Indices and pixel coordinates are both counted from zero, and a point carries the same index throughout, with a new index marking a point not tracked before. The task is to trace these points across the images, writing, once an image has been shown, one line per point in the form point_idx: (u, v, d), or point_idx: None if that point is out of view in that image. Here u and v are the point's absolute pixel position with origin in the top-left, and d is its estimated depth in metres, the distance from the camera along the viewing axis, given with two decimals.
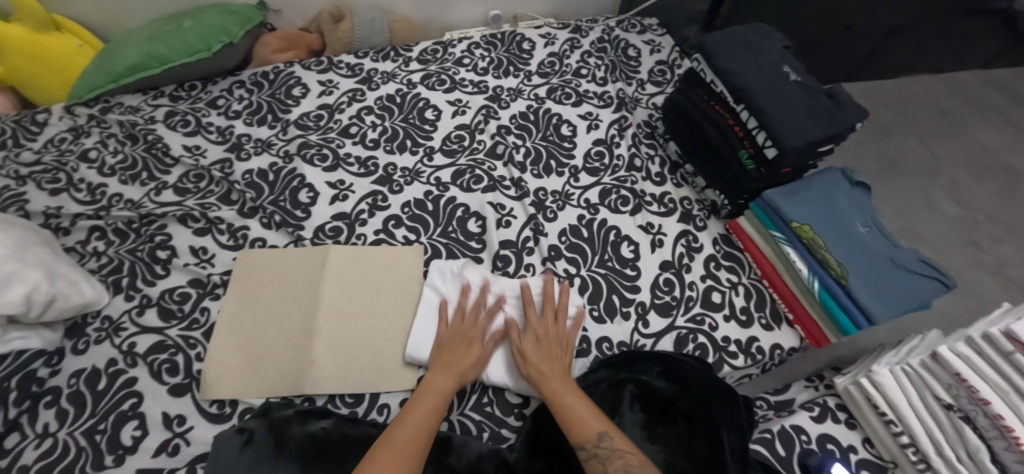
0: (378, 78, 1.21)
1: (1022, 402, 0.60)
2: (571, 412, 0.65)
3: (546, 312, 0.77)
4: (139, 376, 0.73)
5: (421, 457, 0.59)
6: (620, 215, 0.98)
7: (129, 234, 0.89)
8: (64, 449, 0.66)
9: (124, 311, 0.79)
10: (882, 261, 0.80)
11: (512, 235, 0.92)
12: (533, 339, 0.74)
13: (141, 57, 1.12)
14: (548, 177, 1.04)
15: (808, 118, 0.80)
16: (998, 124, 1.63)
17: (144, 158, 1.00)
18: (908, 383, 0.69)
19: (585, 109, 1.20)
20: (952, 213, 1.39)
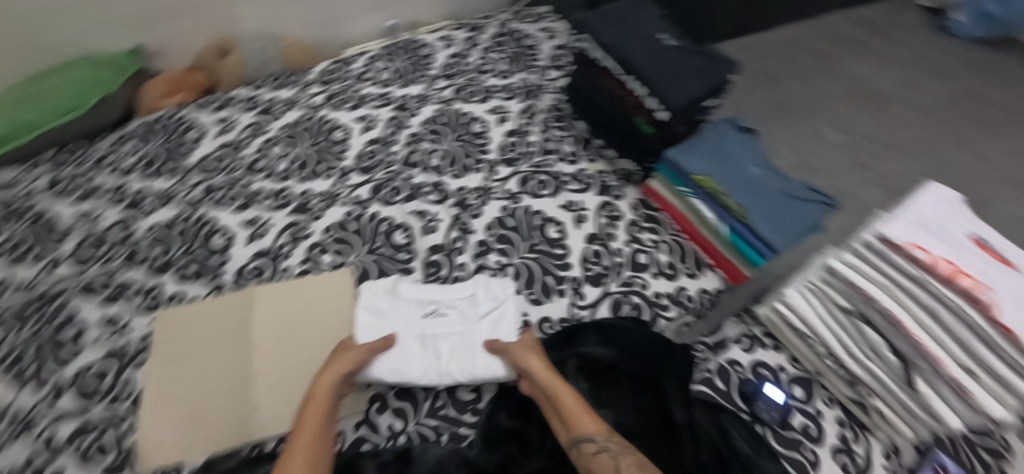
0: (279, 107, 1.17)
1: (904, 295, 0.68)
2: (581, 406, 0.63)
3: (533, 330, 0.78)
4: (66, 465, 0.67)
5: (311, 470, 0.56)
6: (542, 199, 1.01)
7: (28, 319, 0.81)
8: None
9: (36, 401, 0.73)
10: (777, 194, 0.88)
11: (440, 239, 0.92)
12: (533, 345, 0.73)
13: (8, 126, 1.03)
14: (467, 174, 1.04)
15: (688, 77, 0.86)
16: (863, 55, 1.81)
17: (32, 234, 0.92)
18: (817, 298, 0.76)
19: (493, 103, 1.22)
20: (838, 141, 1.53)
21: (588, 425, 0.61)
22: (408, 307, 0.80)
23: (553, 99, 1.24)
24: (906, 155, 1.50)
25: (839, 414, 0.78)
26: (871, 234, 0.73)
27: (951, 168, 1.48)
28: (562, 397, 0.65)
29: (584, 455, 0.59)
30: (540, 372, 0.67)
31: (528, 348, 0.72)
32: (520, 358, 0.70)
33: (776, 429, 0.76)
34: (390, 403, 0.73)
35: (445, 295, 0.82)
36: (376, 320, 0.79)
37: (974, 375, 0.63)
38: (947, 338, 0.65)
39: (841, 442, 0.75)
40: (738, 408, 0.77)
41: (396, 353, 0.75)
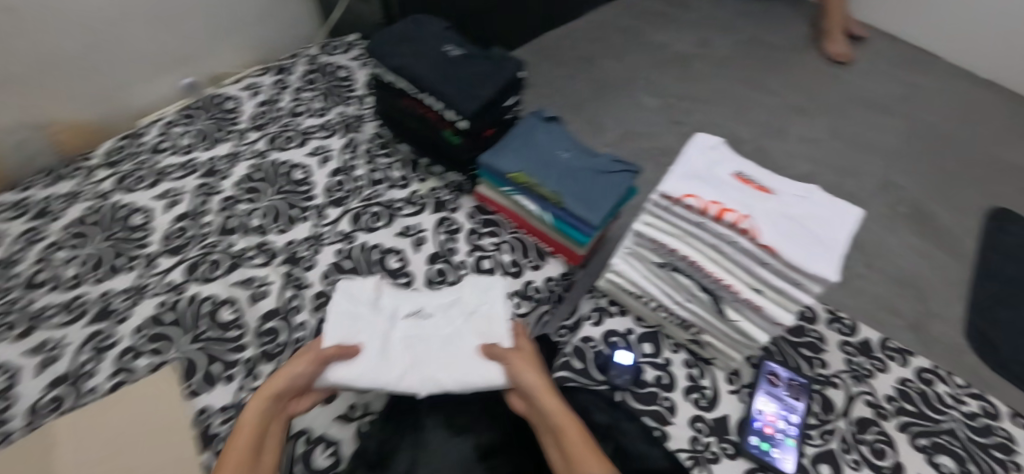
0: (57, 203, 0.99)
1: (694, 240, 0.74)
2: (583, 438, 0.57)
3: (527, 345, 0.74)
4: None
5: None
6: (376, 232, 0.96)
7: None
8: None
9: None
10: (586, 173, 0.92)
11: (272, 303, 0.84)
12: (532, 365, 0.69)
13: None
14: (294, 226, 0.95)
15: (478, 84, 0.87)
16: (660, 24, 2.00)
17: None
18: (641, 260, 0.81)
19: (312, 145, 1.10)
20: (655, 105, 1.68)
21: (588, 463, 0.54)
22: (394, 307, 0.79)
23: (377, 126, 1.14)
24: (709, 107, 1.71)
25: (685, 356, 0.87)
26: (655, 193, 0.75)
27: (748, 106, 1.72)
28: (561, 425, 0.59)
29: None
30: (542, 396, 0.63)
31: (528, 367, 0.67)
32: (521, 376, 0.66)
33: (632, 389, 0.82)
34: None
35: (433, 298, 0.80)
36: (357, 319, 0.76)
37: (762, 293, 0.72)
38: (739, 270, 0.72)
39: (690, 381, 0.85)
40: (597, 382, 0.82)
41: (376, 354, 0.71)
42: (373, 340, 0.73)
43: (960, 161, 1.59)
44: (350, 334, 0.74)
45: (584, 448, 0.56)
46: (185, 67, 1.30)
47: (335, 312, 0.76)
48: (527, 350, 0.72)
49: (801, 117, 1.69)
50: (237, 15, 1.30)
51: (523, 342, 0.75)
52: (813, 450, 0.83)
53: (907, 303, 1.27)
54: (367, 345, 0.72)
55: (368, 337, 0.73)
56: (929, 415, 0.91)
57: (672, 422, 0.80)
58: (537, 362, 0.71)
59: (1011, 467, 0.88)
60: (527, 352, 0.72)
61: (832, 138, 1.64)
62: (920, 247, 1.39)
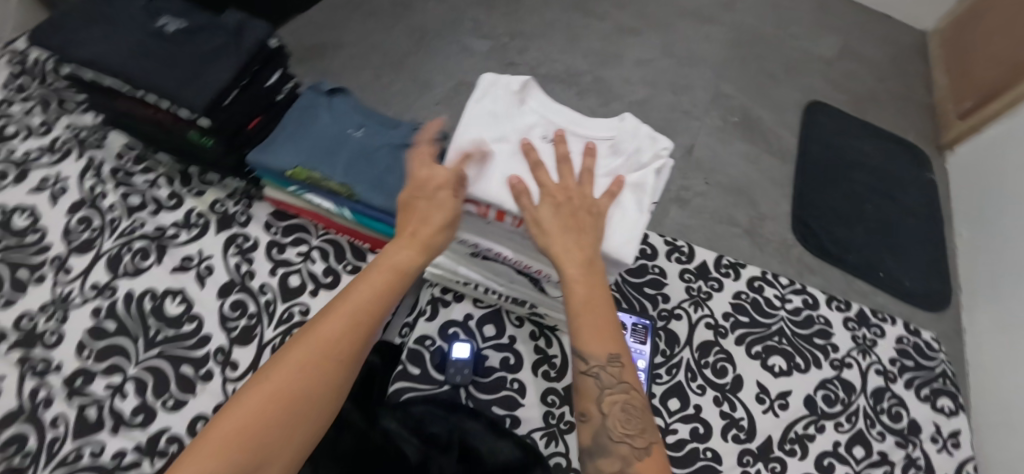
0: None
1: (488, 232, 0.65)
2: (592, 322, 0.55)
3: (572, 175, 0.58)
4: None
5: (340, 345, 0.51)
6: (145, 275, 0.78)
7: None
8: None
9: None
10: (383, 152, 0.79)
11: (12, 402, 0.67)
12: (570, 229, 0.55)
13: None
14: (25, 293, 0.75)
15: (207, 66, 0.69)
16: None
17: None
18: (461, 241, 0.67)
19: (35, 178, 0.84)
20: (486, 35, 1.48)
21: (592, 349, 0.54)
22: (531, 123, 0.63)
23: (124, 135, 0.90)
24: (546, 27, 1.54)
25: (530, 329, 0.83)
26: None
27: (582, 36, 1.55)
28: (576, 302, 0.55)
29: (575, 366, 0.56)
30: (573, 271, 0.55)
31: (557, 229, 0.55)
32: (547, 244, 0.56)
33: (475, 380, 0.78)
34: None
35: (581, 128, 0.63)
36: (488, 130, 0.61)
37: None
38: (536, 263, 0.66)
39: (539, 354, 0.81)
40: (437, 384, 0.76)
41: (500, 170, 0.59)
42: (499, 164, 0.59)
43: (779, 59, 1.62)
44: (480, 146, 0.60)
45: (589, 333, 0.54)
46: None
47: (470, 117, 0.61)
48: (575, 189, 0.58)
49: (637, 42, 1.57)
50: None
51: (572, 185, 0.58)
52: (661, 388, 0.87)
53: (742, 211, 1.31)
54: (494, 158, 0.59)
55: (499, 153, 0.60)
56: (760, 321, 0.98)
57: (521, 404, 0.77)
58: (585, 213, 0.57)
59: (829, 351, 0.97)
60: (566, 190, 0.57)
61: (668, 64, 1.54)
62: (750, 153, 1.41)
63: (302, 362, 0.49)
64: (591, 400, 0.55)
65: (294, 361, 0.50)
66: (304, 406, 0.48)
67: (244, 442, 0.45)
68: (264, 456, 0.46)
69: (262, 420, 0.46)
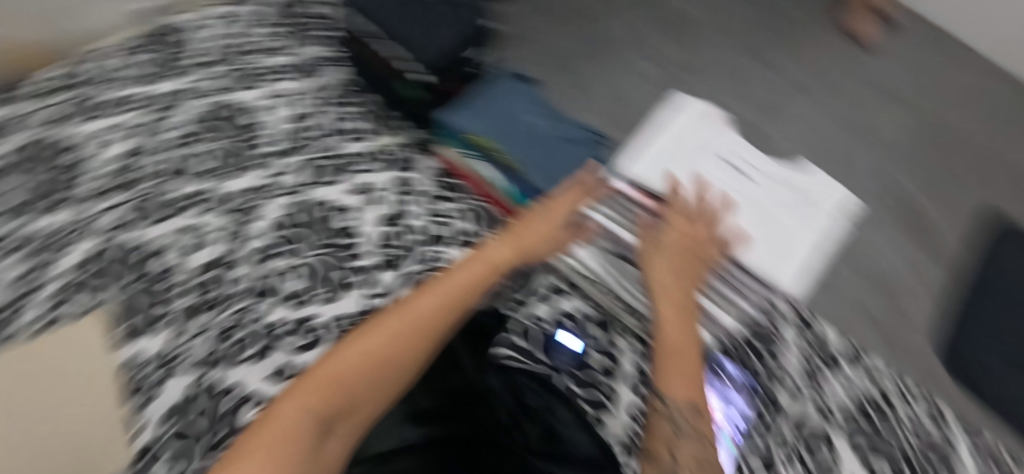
0: (11, 126, 1.05)
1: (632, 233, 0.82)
2: (676, 370, 0.70)
3: (688, 216, 0.91)
4: None
5: (428, 326, 0.66)
6: (330, 187, 0.97)
7: None
8: None
9: None
10: (551, 141, 0.95)
11: (213, 254, 0.86)
12: (681, 273, 0.83)
13: None
14: (242, 176, 0.98)
15: (439, 27, 0.89)
16: None
17: None
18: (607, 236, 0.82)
19: (278, 88, 1.15)
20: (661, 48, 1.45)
21: (675, 389, 0.69)
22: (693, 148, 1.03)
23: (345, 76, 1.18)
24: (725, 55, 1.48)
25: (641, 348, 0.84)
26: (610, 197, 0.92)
27: None
28: (668, 350, 0.73)
29: (653, 400, 0.70)
30: (664, 310, 0.78)
31: (664, 277, 0.82)
32: (653, 281, 0.82)
33: (574, 372, 0.81)
34: (163, 450, 0.68)
35: (748, 157, 1.04)
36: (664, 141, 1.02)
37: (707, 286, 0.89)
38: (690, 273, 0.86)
39: (639, 372, 0.81)
40: (539, 362, 0.81)
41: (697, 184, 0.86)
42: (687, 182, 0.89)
43: None
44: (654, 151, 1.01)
45: (677, 377, 0.70)
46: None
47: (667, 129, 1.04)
48: (676, 232, 0.88)
49: (821, 85, 1.36)
50: None
51: (680, 233, 0.88)
52: (752, 453, 0.83)
53: None
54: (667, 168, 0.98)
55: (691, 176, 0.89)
56: (874, 425, 0.88)
57: (610, 412, 0.78)
58: (693, 262, 0.85)
59: None
60: (692, 237, 0.87)
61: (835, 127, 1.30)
62: (917, 255, 1.10)
63: (396, 333, 0.65)
64: (663, 428, 0.66)
65: (396, 325, 0.65)
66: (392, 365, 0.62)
67: (341, 384, 0.59)
68: (351, 402, 0.59)
69: (361, 371, 0.61)
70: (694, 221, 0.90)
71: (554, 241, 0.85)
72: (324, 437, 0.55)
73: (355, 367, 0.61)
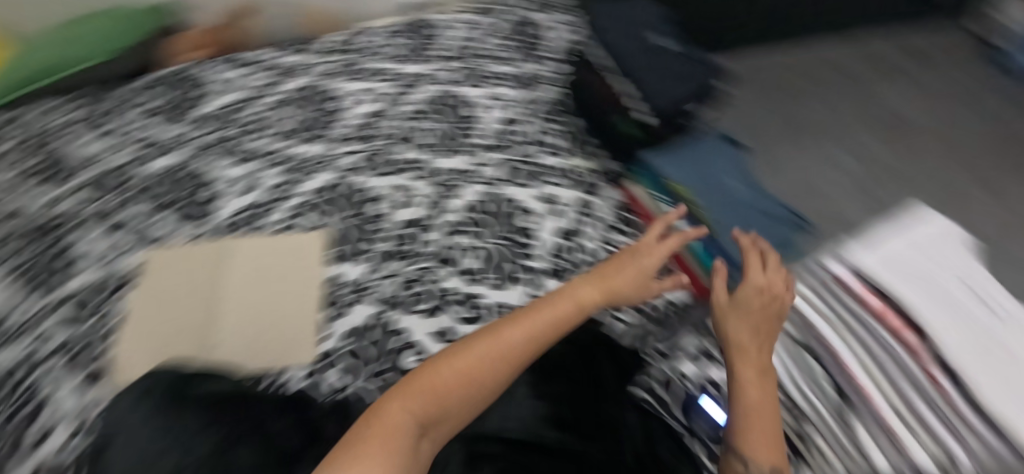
0: (294, 71, 1.33)
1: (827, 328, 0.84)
2: (762, 433, 0.58)
3: (763, 261, 0.78)
4: (50, 369, 0.80)
5: (524, 348, 0.59)
6: (523, 189, 1.04)
7: (44, 238, 0.99)
8: (17, 403, 0.77)
9: (68, 294, 0.89)
10: (749, 212, 1.02)
11: (414, 213, 0.99)
12: (762, 329, 0.70)
13: (82, 56, 1.30)
14: (452, 157, 1.11)
15: (675, 85, 1.04)
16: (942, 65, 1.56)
17: (63, 159, 1.14)
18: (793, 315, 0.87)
19: (496, 91, 1.28)
20: (882, 151, 1.35)
21: (759, 456, 0.57)
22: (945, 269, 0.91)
23: (553, 96, 1.28)
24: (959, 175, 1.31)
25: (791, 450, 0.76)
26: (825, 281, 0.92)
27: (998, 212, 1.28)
28: (751, 406, 0.61)
29: (728, 462, 0.59)
30: (744, 372, 0.64)
31: (742, 326, 0.69)
32: (728, 332, 0.70)
33: (709, 444, 0.76)
34: (339, 360, 0.79)
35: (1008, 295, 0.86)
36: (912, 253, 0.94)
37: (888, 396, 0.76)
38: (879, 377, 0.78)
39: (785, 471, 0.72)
40: (675, 419, 0.78)
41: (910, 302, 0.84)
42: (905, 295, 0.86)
43: None
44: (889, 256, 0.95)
45: (761, 439, 0.58)
46: None
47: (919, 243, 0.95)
48: (760, 289, 0.73)
49: None
50: None
51: (756, 275, 0.75)
52: None
53: None
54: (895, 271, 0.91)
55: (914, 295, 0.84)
56: None
57: None
58: (769, 317, 0.71)
59: None
60: (773, 291, 0.74)
61: None
62: None
63: (482, 359, 0.57)
64: None
65: (488, 341, 0.58)
66: (483, 382, 0.56)
67: (433, 394, 0.53)
68: (442, 413, 0.53)
69: (452, 388, 0.54)
70: (774, 281, 0.75)
71: (640, 290, 0.73)
72: (416, 448, 0.49)
73: (441, 390, 0.54)
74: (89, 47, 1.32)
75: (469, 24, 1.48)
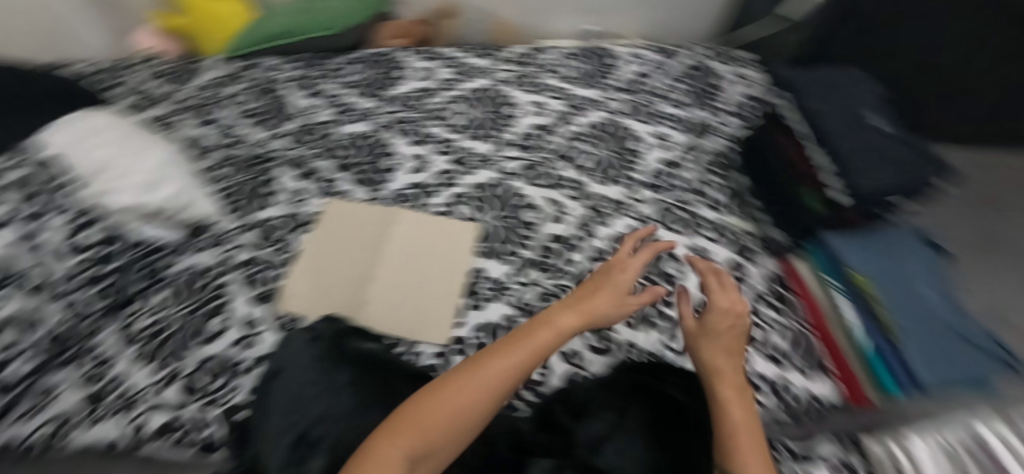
0: (474, 73, 1.43)
1: None
2: (744, 430, 0.64)
3: (724, 288, 0.85)
4: (232, 281, 0.94)
5: (510, 374, 0.58)
6: (675, 235, 1.02)
7: (250, 170, 1.17)
8: (204, 301, 0.92)
9: (259, 221, 1.06)
10: (946, 329, 0.85)
11: (562, 230, 1.01)
12: (733, 349, 0.76)
13: (315, 26, 1.52)
14: (609, 185, 1.11)
15: (884, 169, 0.93)
16: None
17: (277, 110, 1.34)
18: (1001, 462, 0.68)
19: (661, 129, 1.27)
20: None
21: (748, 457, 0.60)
22: None
23: (721, 147, 1.23)
24: None
25: None
26: None
27: None
28: (728, 406, 0.67)
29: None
30: (725, 390, 0.69)
31: (712, 344, 0.77)
32: (703, 357, 0.75)
33: None
34: (468, 350, 0.83)
35: None
36: None
37: None
38: None
39: None
40: None
41: None
42: None
43: None
44: None
45: (748, 437, 0.63)
46: (594, 19, 1.73)
47: None
48: (724, 317, 0.80)
49: None
50: (651, 25, 1.75)
51: (723, 298, 0.83)
52: None
53: None
54: None
55: None
56: None
57: None
58: (737, 338, 0.78)
59: None
60: (738, 315, 0.81)
61: None
62: None
63: (463, 378, 0.57)
64: None
65: (477, 372, 0.57)
66: (469, 411, 0.55)
67: (426, 426, 0.52)
68: (432, 445, 0.51)
69: (438, 419, 0.53)
70: (735, 301, 0.83)
71: (618, 308, 0.75)
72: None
73: (427, 421, 0.52)
74: (320, 20, 1.52)
75: (645, 60, 1.48)
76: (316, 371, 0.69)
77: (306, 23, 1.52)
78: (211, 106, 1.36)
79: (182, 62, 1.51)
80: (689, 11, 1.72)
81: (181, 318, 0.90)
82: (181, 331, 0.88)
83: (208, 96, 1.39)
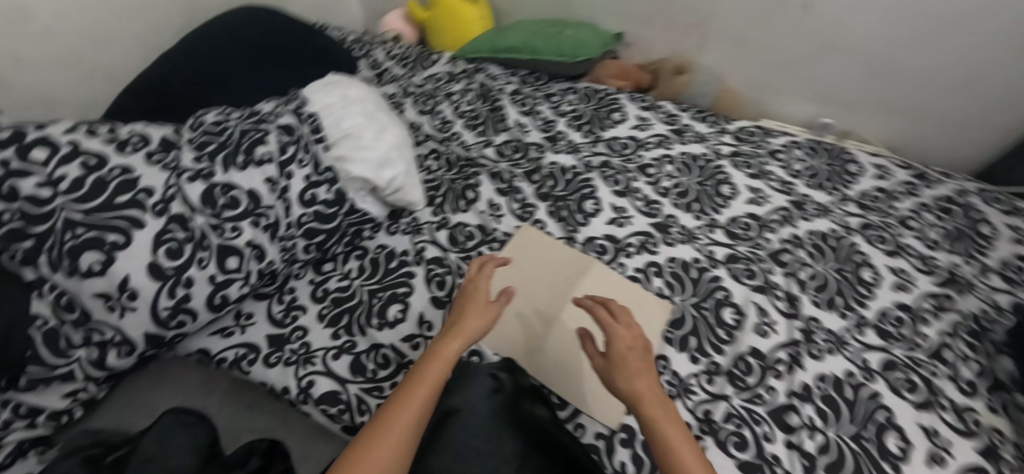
0: (689, 136, 1.34)
1: None
2: (682, 447, 0.66)
3: (600, 309, 0.81)
4: (416, 275, 0.97)
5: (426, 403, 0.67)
6: (907, 405, 0.84)
7: (454, 169, 1.20)
8: (389, 286, 0.95)
9: (455, 223, 1.08)
10: None
11: (767, 347, 0.90)
12: (636, 371, 0.74)
13: (556, 49, 1.52)
14: (830, 313, 0.97)
15: None
16: None
17: (489, 117, 1.37)
18: None
19: (900, 263, 1.05)
20: None
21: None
22: None
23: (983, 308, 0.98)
24: None
25: None
26: None
27: None
28: (660, 433, 0.67)
29: None
30: (649, 412, 0.69)
31: (619, 375, 0.73)
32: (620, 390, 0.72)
33: None
34: (638, 446, 0.78)
35: None
36: None
37: None
38: None
39: None
40: None
41: None
42: None
43: None
44: None
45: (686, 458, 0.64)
46: (834, 110, 1.52)
47: None
48: (622, 341, 0.77)
49: None
50: (902, 134, 1.48)
51: (611, 324, 0.79)
52: None
53: None
54: None
55: None
56: None
57: None
58: (635, 360, 0.75)
59: None
60: (627, 338, 0.78)
61: None
62: None
63: (375, 432, 0.64)
64: None
65: (391, 417, 0.65)
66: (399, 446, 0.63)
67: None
68: None
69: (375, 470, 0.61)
70: (623, 328, 0.79)
71: (490, 320, 0.79)
72: None
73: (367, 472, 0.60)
74: (564, 44, 1.52)
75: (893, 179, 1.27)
76: (490, 428, 0.71)
77: (541, 45, 1.53)
78: (433, 97, 1.44)
79: (418, 51, 1.63)
80: (964, 134, 1.40)
81: (365, 294, 0.94)
82: (360, 307, 0.92)
83: (435, 88, 1.48)
